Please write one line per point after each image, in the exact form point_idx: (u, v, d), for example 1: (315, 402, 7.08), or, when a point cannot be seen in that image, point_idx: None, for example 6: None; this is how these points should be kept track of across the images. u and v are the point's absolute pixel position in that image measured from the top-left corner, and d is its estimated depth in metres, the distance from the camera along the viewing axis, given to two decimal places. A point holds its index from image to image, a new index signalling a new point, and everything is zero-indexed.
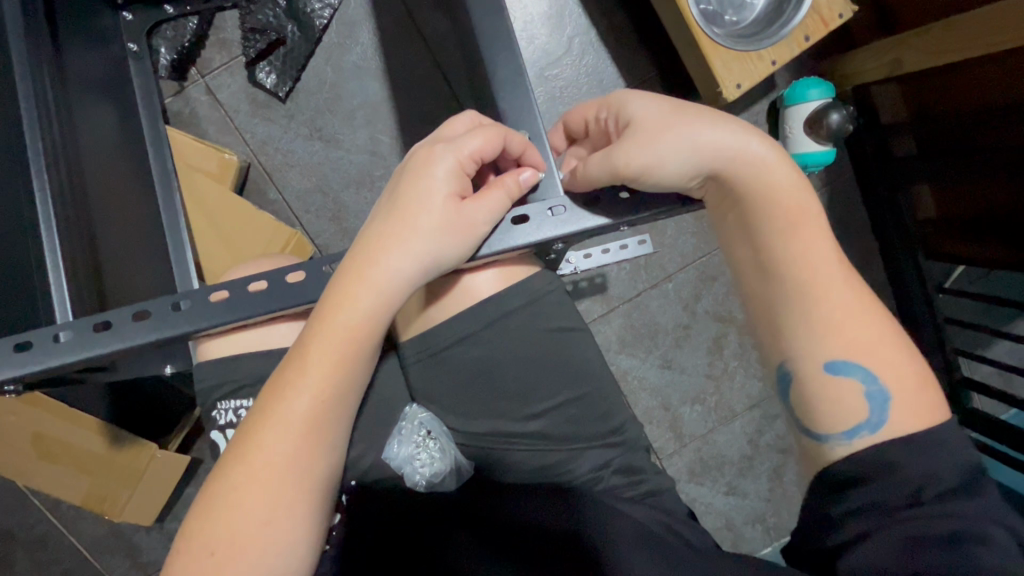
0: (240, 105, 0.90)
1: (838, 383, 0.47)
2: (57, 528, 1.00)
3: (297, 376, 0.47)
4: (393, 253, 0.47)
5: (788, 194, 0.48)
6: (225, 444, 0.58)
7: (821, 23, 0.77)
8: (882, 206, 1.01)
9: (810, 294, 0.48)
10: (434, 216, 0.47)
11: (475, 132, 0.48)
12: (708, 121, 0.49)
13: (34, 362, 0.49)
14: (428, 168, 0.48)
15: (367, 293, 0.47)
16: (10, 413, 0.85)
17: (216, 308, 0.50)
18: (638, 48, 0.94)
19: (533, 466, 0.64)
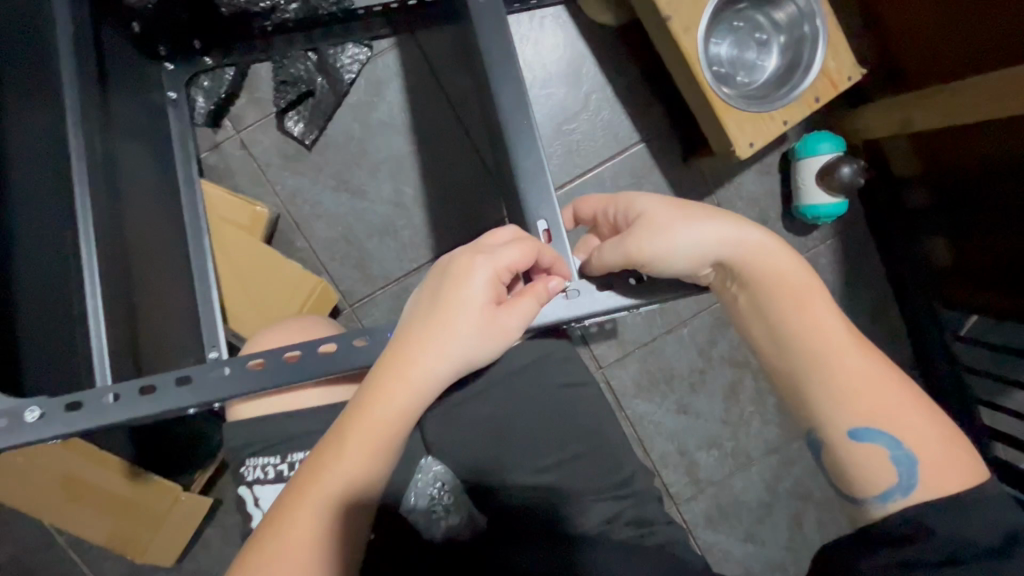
0: (272, 159, 0.94)
1: (863, 450, 0.48)
2: (78, 567, 1.01)
3: (334, 458, 0.48)
4: (431, 352, 0.49)
5: (790, 272, 0.51)
6: (251, 502, 0.59)
7: (831, 84, 0.80)
8: (898, 257, 1.02)
9: (831, 372, 0.49)
10: (472, 322, 0.49)
11: (512, 244, 0.50)
12: (712, 217, 0.52)
13: (78, 423, 0.51)
14: (465, 275, 0.50)
15: (405, 392, 0.49)
16: (42, 456, 0.87)
17: (252, 376, 0.53)
18: (652, 103, 0.97)
19: (535, 513, 0.58)
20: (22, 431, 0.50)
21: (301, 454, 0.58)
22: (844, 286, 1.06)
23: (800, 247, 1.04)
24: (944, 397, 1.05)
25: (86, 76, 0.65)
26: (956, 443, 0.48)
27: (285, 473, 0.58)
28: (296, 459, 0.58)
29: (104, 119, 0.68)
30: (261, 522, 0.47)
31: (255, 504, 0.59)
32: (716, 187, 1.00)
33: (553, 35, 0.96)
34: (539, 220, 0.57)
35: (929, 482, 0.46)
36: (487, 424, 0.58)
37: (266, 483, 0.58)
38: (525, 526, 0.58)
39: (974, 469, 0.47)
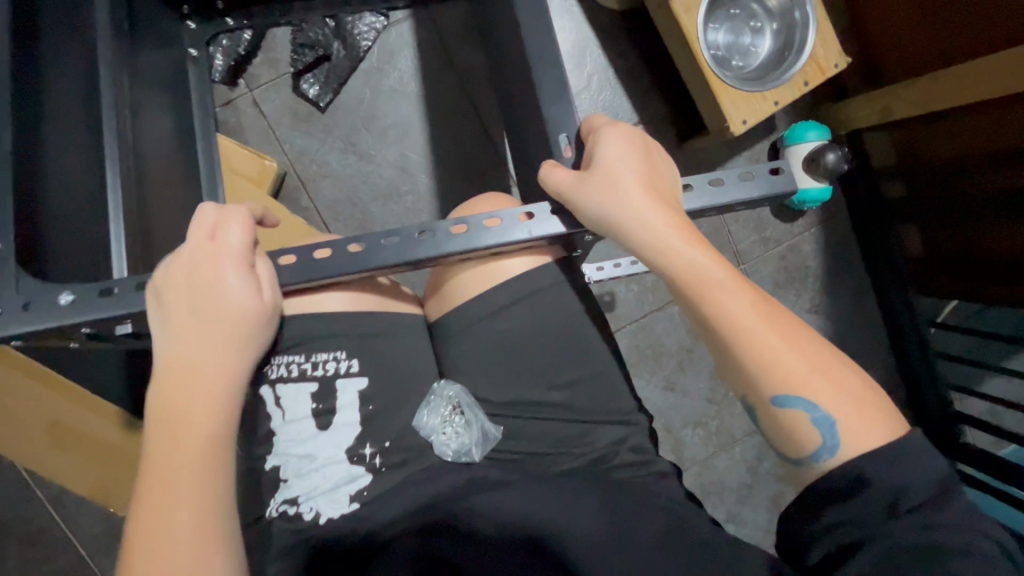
0: (282, 118, 0.96)
1: (785, 415, 0.49)
2: (55, 523, 0.99)
3: (174, 480, 0.47)
4: (209, 339, 0.50)
5: (688, 260, 0.53)
6: (272, 401, 0.59)
7: (819, 70, 0.85)
8: (875, 244, 1.08)
9: (738, 349, 0.51)
10: (220, 297, 0.50)
11: (224, 228, 0.52)
12: (632, 190, 0.53)
13: (105, 307, 0.52)
14: (211, 269, 0.51)
15: (205, 386, 0.50)
16: (32, 398, 0.86)
17: (283, 271, 0.54)
18: (651, 86, 1.02)
19: (548, 425, 0.62)
20: (50, 314, 0.51)
21: (327, 353, 0.59)
22: (826, 273, 1.11)
23: (785, 234, 1.10)
24: (917, 383, 1.09)
25: (116, 13, 0.67)
26: (872, 405, 0.49)
27: (308, 373, 0.59)
28: (324, 356, 0.59)
29: (129, 55, 0.69)
30: None
31: (276, 402, 0.59)
32: (709, 170, 1.05)
33: (560, 16, 1.01)
34: (561, 134, 0.60)
35: (851, 440, 0.47)
36: (505, 339, 0.61)
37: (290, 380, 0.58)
38: (542, 438, 0.62)
39: (894, 426, 0.48)
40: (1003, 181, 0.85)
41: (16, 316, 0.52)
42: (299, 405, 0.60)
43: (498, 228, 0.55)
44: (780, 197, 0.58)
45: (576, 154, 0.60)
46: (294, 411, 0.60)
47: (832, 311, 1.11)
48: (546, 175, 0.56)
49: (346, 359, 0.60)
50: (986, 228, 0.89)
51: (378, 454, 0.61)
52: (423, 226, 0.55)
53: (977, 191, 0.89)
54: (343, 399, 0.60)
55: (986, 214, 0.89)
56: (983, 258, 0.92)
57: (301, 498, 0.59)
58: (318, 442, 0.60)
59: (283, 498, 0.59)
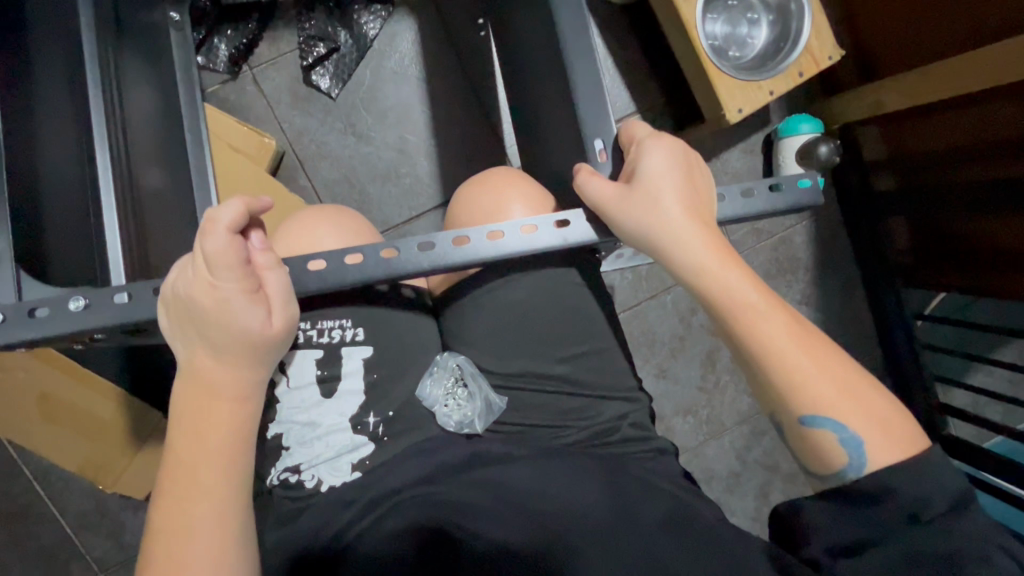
0: (282, 98, 0.97)
1: (811, 435, 0.50)
2: (41, 500, 0.98)
3: (193, 492, 0.47)
4: (224, 357, 0.49)
5: (720, 280, 0.54)
6: (277, 365, 0.60)
7: (813, 62, 0.87)
8: (865, 237, 1.10)
9: (770, 372, 0.51)
10: (229, 316, 0.48)
11: (214, 241, 0.47)
12: (670, 209, 0.55)
13: (116, 313, 0.51)
14: (212, 285, 0.47)
15: (224, 400, 0.49)
16: (21, 370, 0.85)
17: (308, 275, 0.52)
18: (649, 75, 1.04)
19: (551, 396, 0.63)
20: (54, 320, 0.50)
21: (332, 320, 0.60)
22: (817, 265, 1.13)
23: (777, 226, 1.12)
24: (903, 375, 1.12)
25: None
26: (897, 423, 0.49)
27: (313, 340, 0.60)
28: (328, 324, 0.60)
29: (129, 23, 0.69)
30: None
31: (282, 368, 0.60)
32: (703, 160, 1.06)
33: None
34: (596, 140, 0.60)
35: (877, 458, 0.48)
36: (512, 312, 0.62)
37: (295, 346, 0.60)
38: (545, 408, 0.63)
39: (913, 441, 0.49)
40: (990, 173, 0.87)
41: (15, 323, 0.49)
42: (304, 372, 0.60)
43: (534, 235, 0.55)
44: (793, 209, 0.60)
45: (611, 159, 0.61)
46: (299, 378, 0.60)
47: (822, 303, 1.13)
48: (580, 184, 0.56)
49: (352, 327, 0.61)
50: (975, 221, 0.92)
51: (381, 423, 0.61)
52: (459, 232, 0.54)
53: (964, 184, 0.92)
54: (349, 366, 0.61)
55: (975, 207, 0.91)
56: (972, 251, 0.94)
57: (303, 467, 0.59)
58: (322, 410, 0.60)
59: (284, 465, 0.59)
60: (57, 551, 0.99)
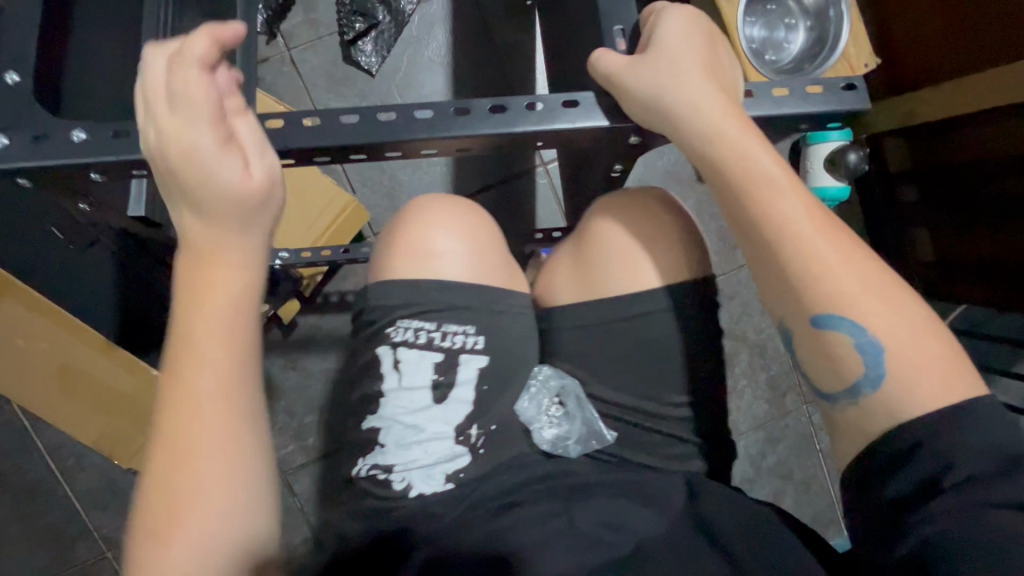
0: (318, 80, 0.97)
1: (827, 336, 0.48)
2: (52, 478, 0.97)
3: (191, 358, 0.45)
4: (211, 222, 0.46)
5: (744, 163, 0.50)
6: (388, 363, 0.58)
7: (849, 69, 0.89)
8: (888, 249, 1.10)
9: (782, 249, 0.49)
10: (212, 168, 0.43)
11: (181, 77, 0.42)
12: (690, 78, 0.50)
13: (134, 147, 0.48)
14: (187, 134, 0.43)
15: (222, 271, 0.47)
16: (45, 339, 0.84)
17: (304, 133, 0.49)
18: None
19: (664, 432, 0.61)
20: (68, 149, 0.47)
21: (457, 326, 0.58)
22: None
23: None
24: None
25: None
26: (929, 334, 0.46)
27: (436, 343, 0.57)
28: (456, 329, 0.58)
29: None
30: (150, 449, 0.44)
31: (395, 365, 0.57)
32: None
33: None
34: (615, 25, 0.56)
35: (900, 374, 0.45)
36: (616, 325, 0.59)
37: (417, 346, 0.57)
38: (649, 447, 0.61)
39: (963, 386, 0.45)
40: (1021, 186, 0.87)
41: (24, 149, 0.47)
42: (418, 374, 0.58)
43: (540, 112, 0.50)
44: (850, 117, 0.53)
45: (629, 44, 0.56)
46: (413, 378, 0.58)
47: None
48: (598, 58, 0.52)
49: (474, 335, 0.58)
50: (1004, 234, 0.92)
51: (482, 436, 0.58)
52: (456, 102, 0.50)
53: (996, 198, 0.92)
54: (464, 374, 0.58)
55: (1003, 220, 0.91)
56: (997, 264, 0.94)
57: (397, 469, 0.56)
58: (429, 414, 0.57)
59: (374, 462, 0.57)
60: (64, 529, 0.98)
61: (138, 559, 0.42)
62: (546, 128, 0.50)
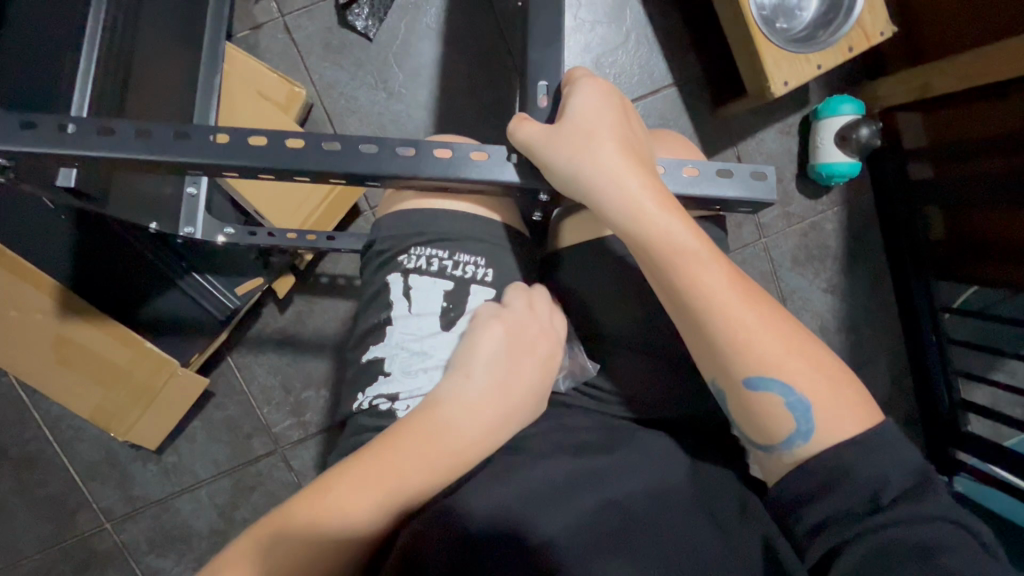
0: (314, 48, 0.94)
1: (758, 399, 0.47)
2: (50, 449, 0.97)
3: (405, 467, 0.48)
4: (494, 424, 0.52)
5: (663, 233, 0.47)
6: (399, 289, 0.60)
7: (864, 37, 0.85)
8: (899, 227, 1.07)
9: (708, 323, 0.48)
10: (528, 384, 0.54)
11: (556, 320, 0.59)
12: (606, 150, 0.47)
13: (139, 148, 0.45)
14: (530, 343, 0.56)
15: (471, 442, 0.50)
16: (39, 311, 0.83)
17: (288, 154, 0.46)
18: (690, 47, 1.01)
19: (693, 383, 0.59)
20: (58, 141, 0.45)
21: (468, 254, 0.59)
22: (846, 254, 1.11)
23: (809, 211, 1.09)
24: (926, 369, 1.10)
25: None
26: (842, 384, 0.47)
27: (448, 270, 0.59)
28: (468, 257, 0.59)
29: None
30: (326, 488, 0.47)
31: (406, 292, 0.60)
32: (739, 140, 1.04)
33: None
34: (539, 81, 0.51)
35: (823, 425, 0.46)
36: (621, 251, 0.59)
37: (428, 272, 0.59)
38: (669, 408, 0.58)
39: (865, 418, 0.46)
40: None
41: (9, 134, 0.44)
42: (429, 300, 0.60)
43: (484, 164, 0.48)
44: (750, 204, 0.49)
45: (552, 105, 0.51)
46: (423, 306, 0.60)
47: (848, 293, 1.11)
48: (515, 125, 0.48)
49: (485, 266, 0.60)
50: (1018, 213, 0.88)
51: None
52: (405, 143, 0.47)
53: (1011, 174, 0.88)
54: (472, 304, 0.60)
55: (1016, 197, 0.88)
56: (1011, 245, 0.91)
57: (401, 396, 0.57)
58: (435, 341, 0.59)
59: (378, 392, 0.58)
60: (62, 501, 0.98)
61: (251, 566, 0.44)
62: (459, 176, 0.47)
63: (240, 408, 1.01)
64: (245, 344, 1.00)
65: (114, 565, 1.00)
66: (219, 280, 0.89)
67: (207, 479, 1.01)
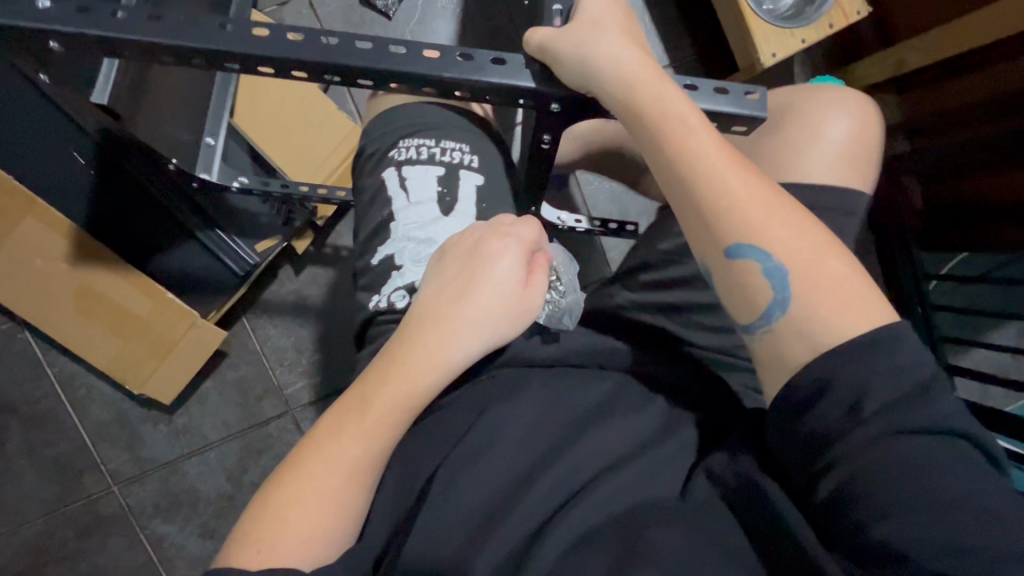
0: (335, 23, 1.01)
1: (738, 267, 0.49)
2: (62, 408, 0.98)
3: (378, 384, 0.51)
4: (461, 332, 0.53)
5: (658, 106, 0.51)
6: (395, 181, 0.65)
7: (843, 16, 0.93)
8: (881, 199, 1.14)
9: (698, 190, 0.50)
10: (492, 293, 0.55)
11: (528, 225, 0.59)
12: (612, 40, 0.52)
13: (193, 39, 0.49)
14: (498, 254, 0.56)
15: (436, 358, 0.52)
16: (64, 261, 0.86)
17: (323, 51, 0.49)
18: (684, 31, 1.10)
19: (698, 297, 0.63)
20: (113, 25, 0.48)
21: (454, 140, 0.66)
22: None
23: None
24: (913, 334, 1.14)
25: None
26: (831, 254, 0.48)
27: (437, 157, 0.65)
28: (452, 143, 0.66)
29: None
30: (309, 435, 0.51)
31: (401, 184, 0.65)
32: None
33: None
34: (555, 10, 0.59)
35: (802, 293, 0.47)
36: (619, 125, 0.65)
37: (418, 161, 0.65)
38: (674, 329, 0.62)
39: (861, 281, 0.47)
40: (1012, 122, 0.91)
41: (72, 23, 0.48)
42: (425, 188, 0.65)
43: (504, 67, 0.52)
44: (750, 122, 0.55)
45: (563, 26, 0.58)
46: (420, 194, 0.65)
47: None
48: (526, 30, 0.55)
49: (470, 153, 0.67)
50: (1001, 171, 0.94)
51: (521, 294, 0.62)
52: (432, 47, 0.52)
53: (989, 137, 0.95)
54: (463, 190, 0.66)
55: (996, 157, 0.94)
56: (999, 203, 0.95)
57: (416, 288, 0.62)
58: (436, 225, 0.64)
59: (394, 286, 0.63)
60: (71, 461, 0.98)
61: (270, 511, 0.47)
62: (473, 81, 0.51)
63: (252, 369, 1.02)
64: (262, 305, 1.02)
65: (118, 531, 0.99)
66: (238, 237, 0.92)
67: (216, 440, 1.02)
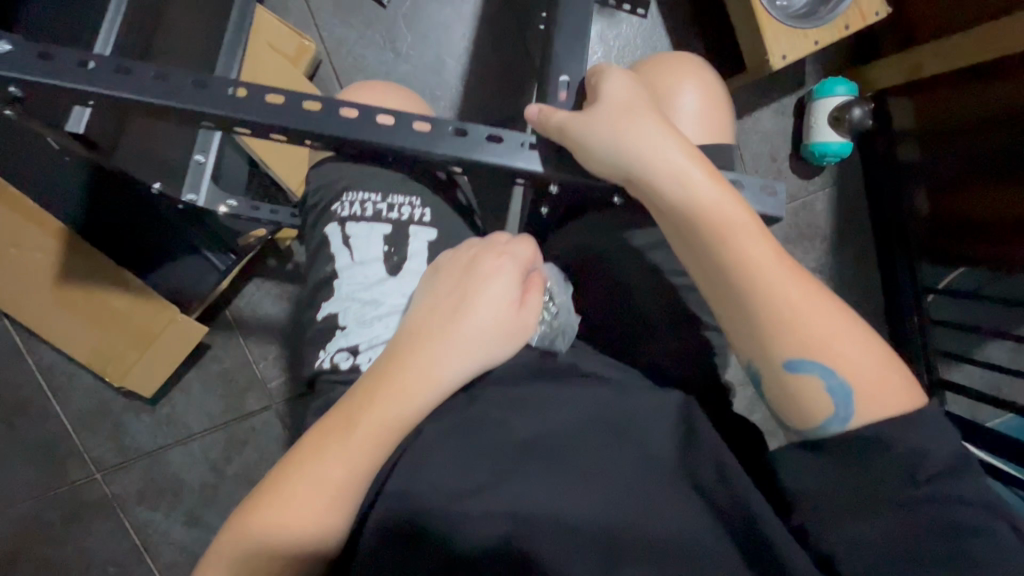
0: (325, 5, 0.95)
1: (800, 382, 0.47)
2: (43, 395, 0.97)
3: (358, 410, 0.49)
4: (449, 356, 0.51)
5: (709, 205, 0.48)
6: (338, 238, 0.62)
7: (860, 16, 0.88)
8: (888, 210, 1.10)
9: (753, 300, 0.48)
10: (483, 320, 0.52)
11: (524, 242, 0.57)
12: (646, 125, 0.49)
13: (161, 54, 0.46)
14: (492, 272, 0.54)
15: (424, 381, 0.50)
16: (39, 249, 0.85)
17: (297, 110, 0.47)
18: (693, 23, 1.04)
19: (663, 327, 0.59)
20: None
21: (401, 197, 0.62)
22: (835, 234, 1.14)
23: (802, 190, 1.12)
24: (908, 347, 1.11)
25: None
26: (890, 365, 0.47)
27: (383, 215, 0.62)
28: (400, 200, 0.62)
29: None
30: (293, 454, 0.48)
31: (345, 241, 0.62)
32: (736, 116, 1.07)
33: None
34: (561, 76, 0.54)
35: (868, 413, 0.45)
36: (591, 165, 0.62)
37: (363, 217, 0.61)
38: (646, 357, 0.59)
39: (885, 360, 0.47)
40: None
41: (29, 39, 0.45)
42: (370, 246, 0.62)
43: (498, 146, 0.49)
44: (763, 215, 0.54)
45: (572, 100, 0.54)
46: (365, 253, 0.62)
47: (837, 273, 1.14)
48: (541, 116, 0.51)
49: (420, 207, 0.63)
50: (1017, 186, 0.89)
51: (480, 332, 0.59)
52: (422, 119, 0.49)
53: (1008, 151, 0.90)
54: (414, 246, 0.63)
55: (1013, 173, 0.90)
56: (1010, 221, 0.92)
57: (361, 348, 0.60)
58: (383, 286, 0.62)
59: (338, 347, 0.60)
60: (53, 447, 0.98)
61: (252, 530, 0.46)
62: (470, 160, 0.49)
63: (236, 362, 1.01)
64: (245, 297, 1.01)
65: (100, 516, 0.99)
66: (213, 252, 0.87)
67: (199, 432, 1.01)
